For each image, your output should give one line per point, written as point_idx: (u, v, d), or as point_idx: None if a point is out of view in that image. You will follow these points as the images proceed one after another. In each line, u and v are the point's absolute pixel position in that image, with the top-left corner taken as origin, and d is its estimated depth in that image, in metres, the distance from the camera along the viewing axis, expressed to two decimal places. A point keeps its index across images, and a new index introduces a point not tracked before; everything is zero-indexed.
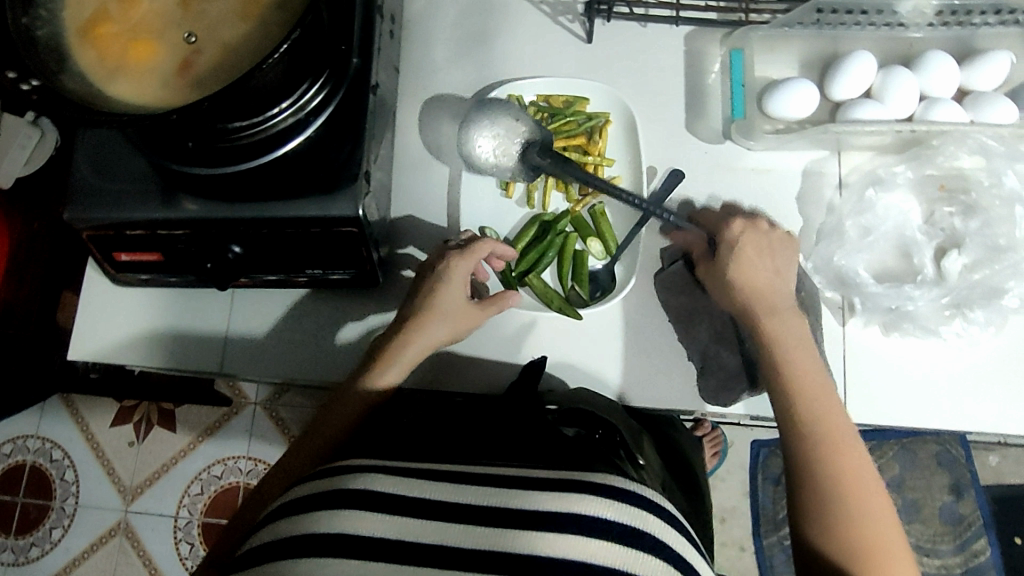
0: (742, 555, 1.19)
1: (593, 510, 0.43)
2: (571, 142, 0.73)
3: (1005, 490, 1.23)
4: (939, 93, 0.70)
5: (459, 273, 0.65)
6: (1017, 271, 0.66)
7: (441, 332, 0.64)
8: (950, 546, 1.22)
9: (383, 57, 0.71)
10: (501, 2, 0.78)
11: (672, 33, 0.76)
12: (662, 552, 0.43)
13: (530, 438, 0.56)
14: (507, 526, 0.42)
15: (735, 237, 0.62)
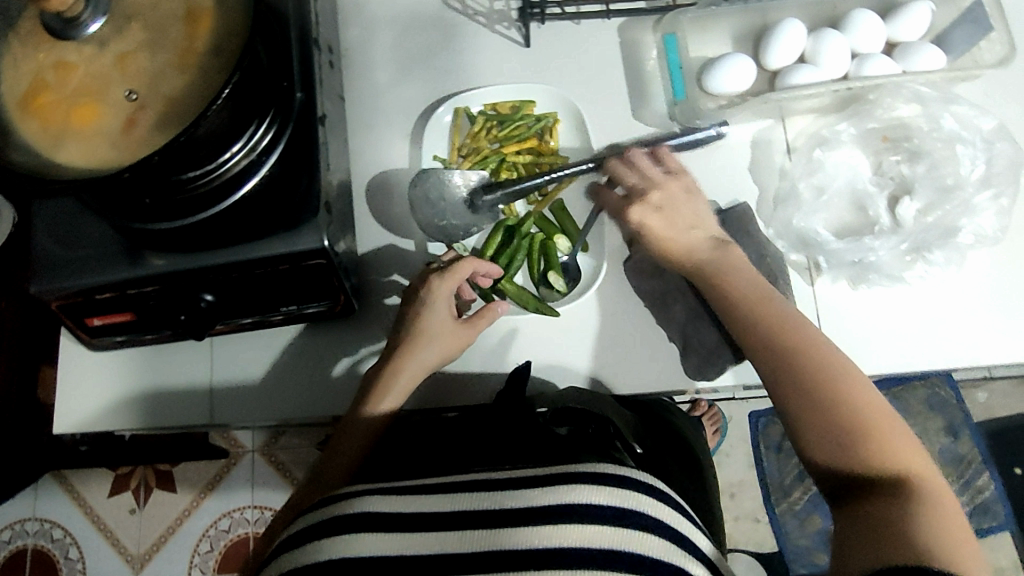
0: (757, 527, 1.20)
1: (585, 497, 0.43)
2: (523, 144, 0.74)
3: (998, 424, 1.27)
4: (868, 49, 0.72)
5: (441, 295, 0.66)
6: (967, 208, 0.68)
7: (432, 356, 0.65)
8: (954, 486, 1.24)
9: (326, 87, 0.72)
10: (436, 20, 0.80)
11: (606, 27, 0.78)
12: (669, 536, 0.43)
13: (524, 439, 0.56)
14: (504, 526, 0.43)
15: (638, 225, 0.62)
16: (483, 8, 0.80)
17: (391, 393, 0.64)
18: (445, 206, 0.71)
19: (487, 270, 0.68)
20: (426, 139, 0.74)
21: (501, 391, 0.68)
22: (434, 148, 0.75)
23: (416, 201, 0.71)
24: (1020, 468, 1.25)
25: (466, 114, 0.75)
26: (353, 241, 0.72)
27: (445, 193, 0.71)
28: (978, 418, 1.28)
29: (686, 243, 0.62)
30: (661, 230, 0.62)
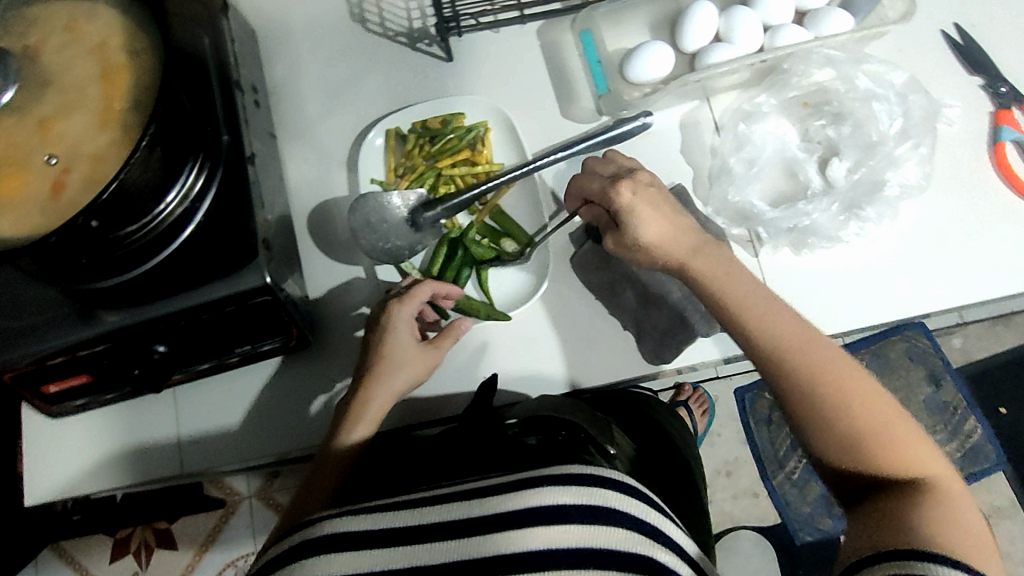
0: (756, 501, 1.20)
1: (551, 500, 0.41)
2: (456, 157, 0.74)
3: (976, 367, 1.30)
4: (779, 20, 0.73)
5: (403, 319, 0.66)
6: (891, 161, 0.69)
7: (400, 382, 0.65)
8: (943, 434, 1.26)
9: (253, 127, 0.72)
10: (358, 47, 0.81)
11: (523, 32, 0.79)
12: (638, 527, 0.41)
13: (494, 450, 0.56)
14: (469, 535, 0.41)
15: (629, 201, 0.57)
16: (403, 28, 0.81)
17: (364, 422, 0.64)
18: (385, 227, 0.71)
19: (447, 292, 0.69)
20: (360, 164, 0.75)
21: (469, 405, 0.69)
22: (369, 172, 0.76)
23: (360, 224, 0.71)
24: (1003, 407, 1.29)
25: (396, 134, 0.76)
26: (302, 281, 0.72)
27: (386, 216, 0.71)
28: (956, 363, 1.30)
29: (667, 232, 0.57)
30: (650, 204, 0.58)
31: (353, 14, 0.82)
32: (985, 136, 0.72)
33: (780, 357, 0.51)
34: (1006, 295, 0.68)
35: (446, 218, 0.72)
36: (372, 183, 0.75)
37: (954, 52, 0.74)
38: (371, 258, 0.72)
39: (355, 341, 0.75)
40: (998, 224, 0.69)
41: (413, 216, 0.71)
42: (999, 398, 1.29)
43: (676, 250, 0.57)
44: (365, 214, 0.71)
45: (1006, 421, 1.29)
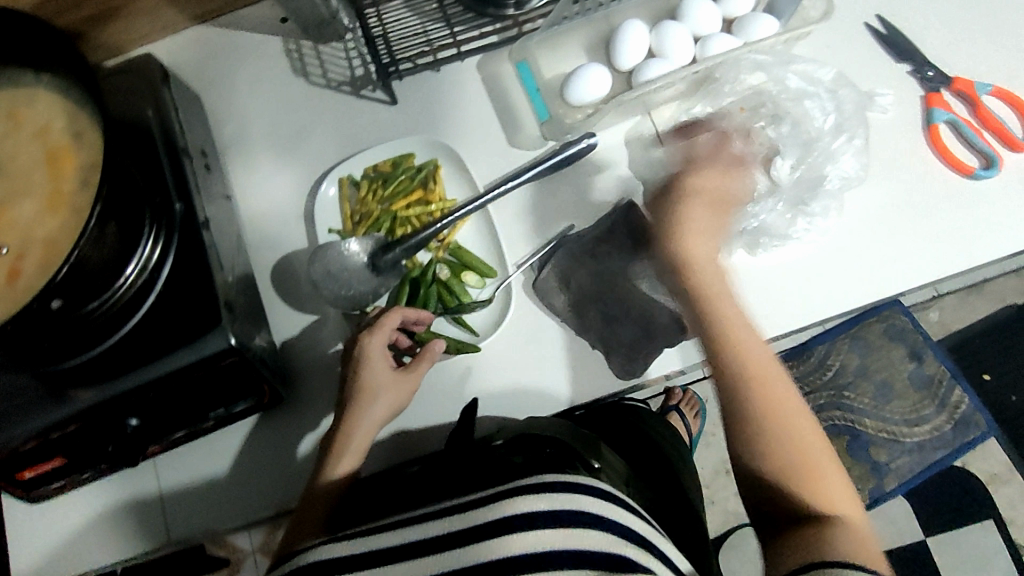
0: None
1: (521, 506, 0.41)
2: (410, 198, 0.75)
3: (954, 337, 1.33)
4: (708, 30, 0.75)
5: (376, 349, 0.65)
6: (830, 155, 0.71)
7: (382, 411, 0.65)
8: (933, 407, 1.25)
9: (206, 190, 0.72)
10: (303, 101, 0.82)
11: (463, 67, 0.80)
12: (612, 527, 0.41)
13: (474, 467, 0.54)
14: (444, 550, 0.41)
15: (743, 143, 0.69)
16: (346, 77, 0.82)
17: (349, 452, 0.64)
18: (347, 275, 0.72)
19: (417, 316, 0.68)
20: (316, 215, 0.76)
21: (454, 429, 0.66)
22: (327, 221, 0.77)
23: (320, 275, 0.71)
24: (987, 373, 1.32)
25: (350, 182, 0.77)
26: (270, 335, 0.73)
27: (346, 263, 0.72)
28: (936, 335, 1.33)
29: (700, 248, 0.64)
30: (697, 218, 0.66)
31: (296, 69, 0.83)
32: (919, 120, 0.74)
33: (746, 378, 0.56)
34: (958, 271, 0.69)
35: (405, 258, 0.72)
36: (331, 232, 0.76)
37: (880, 43, 0.76)
38: (337, 306, 0.72)
39: (327, 392, 0.75)
40: (945, 203, 0.71)
41: (372, 259, 0.72)
42: (983, 365, 1.32)
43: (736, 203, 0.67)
44: (323, 262, 0.72)
45: (990, 388, 1.31)
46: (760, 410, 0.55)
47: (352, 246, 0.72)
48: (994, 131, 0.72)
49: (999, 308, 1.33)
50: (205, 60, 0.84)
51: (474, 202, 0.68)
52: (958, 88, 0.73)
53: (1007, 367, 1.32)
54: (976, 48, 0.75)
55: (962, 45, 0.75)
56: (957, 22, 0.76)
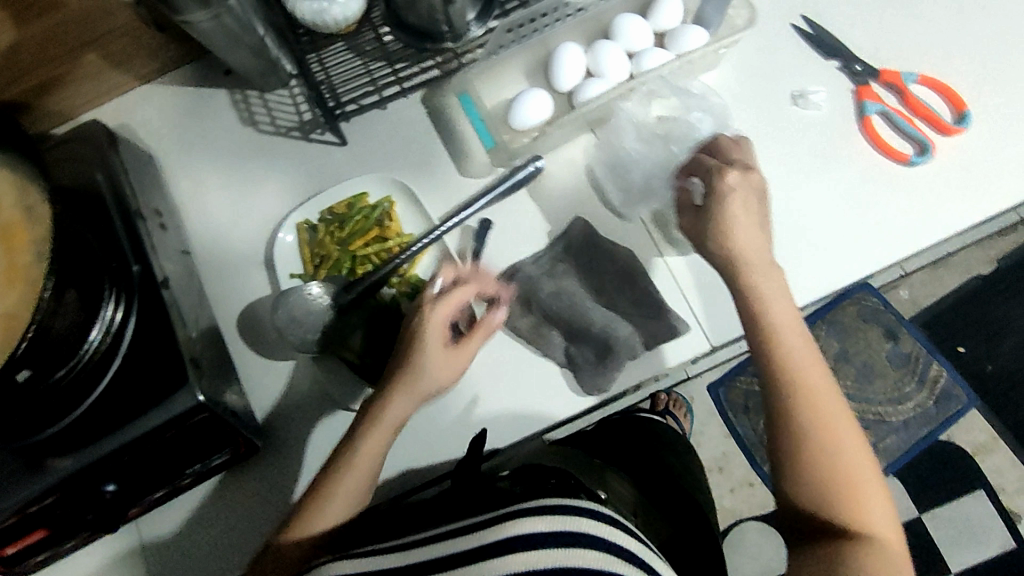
0: (754, 490, 1.21)
1: (520, 529, 0.40)
2: (368, 237, 0.76)
3: (928, 312, 1.36)
4: (641, 46, 0.77)
5: (435, 318, 0.63)
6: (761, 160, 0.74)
7: (423, 387, 0.62)
8: (913, 385, 1.26)
9: (162, 248, 0.72)
10: (255, 150, 0.83)
11: (409, 103, 0.82)
12: (611, 547, 0.40)
13: (480, 490, 0.55)
14: (438, 571, 0.42)
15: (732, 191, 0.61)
16: (294, 122, 0.84)
17: (347, 496, 0.61)
18: (311, 319, 0.72)
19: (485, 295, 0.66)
20: (276, 263, 0.77)
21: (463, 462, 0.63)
22: (287, 267, 0.77)
23: (281, 321, 0.73)
24: (961, 346, 1.36)
25: (308, 226, 0.78)
26: (240, 386, 0.73)
27: (308, 308, 0.73)
28: (909, 313, 1.36)
29: (750, 238, 0.60)
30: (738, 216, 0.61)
31: (245, 119, 0.84)
32: (853, 113, 0.76)
33: (796, 392, 0.57)
34: (907, 255, 0.71)
35: (369, 296, 0.74)
36: (292, 278, 0.77)
37: (809, 43, 0.78)
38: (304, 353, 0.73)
39: (303, 436, 0.75)
40: (884, 191, 0.73)
41: (332, 302, 0.72)
42: (956, 338, 1.36)
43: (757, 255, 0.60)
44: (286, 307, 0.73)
45: (966, 358, 1.35)
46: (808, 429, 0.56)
47: (313, 290, 0.73)
48: (924, 117, 0.74)
49: (967, 280, 1.36)
50: (153, 119, 0.85)
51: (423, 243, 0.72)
52: (886, 80, 0.76)
53: (980, 338, 1.36)
54: (900, 39, 0.78)
55: (886, 37, 0.78)
56: (879, 15, 0.79)
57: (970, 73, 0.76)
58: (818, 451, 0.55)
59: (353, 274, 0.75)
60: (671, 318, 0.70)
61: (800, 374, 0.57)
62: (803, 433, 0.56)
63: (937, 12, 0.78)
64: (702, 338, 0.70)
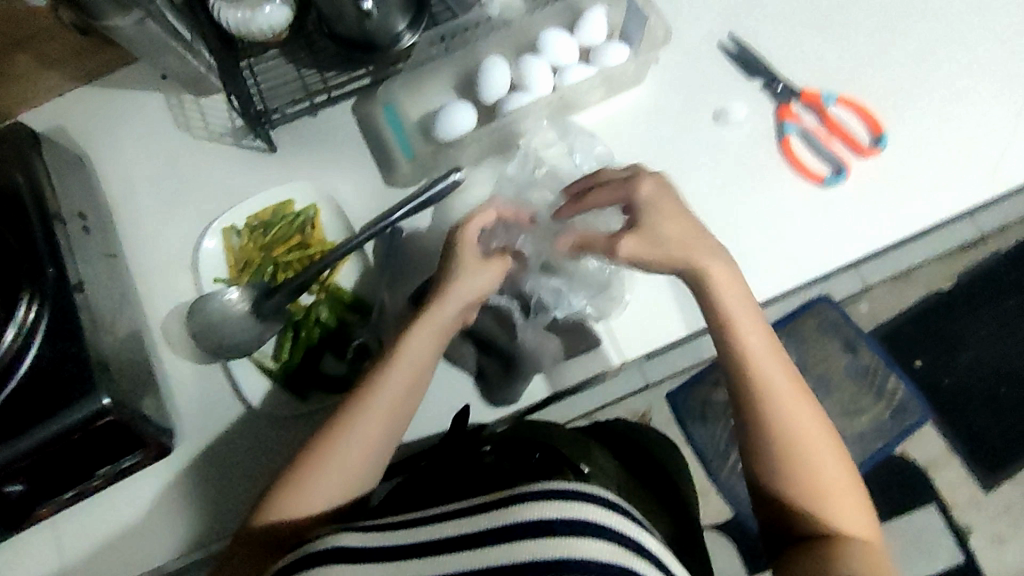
0: (708, 500, 1.20)
1: (531, 514, 0.42)
2: (289, 243, 0.77)
3: (886, 326, 1.37)
4: (567, 60, 0.77)
5: (472, 236, 0.69)
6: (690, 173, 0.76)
7: (466, 294, 0.67)
8: (870, 398, 1.27)
9: (81, 250, 0.72)
10: (188, 154, 0.84)
11: (339, 111, 0.82)
12: (617, 536, 0.41)
13: (471, 475, 0.56)
14: (458, 550, 0.43)
15: (651, 197, 0.66)
16: (227, 128, 0.84)
17: (343, 470, 0.64)
18: (229, 324, 0.73)
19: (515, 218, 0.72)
20: (200, 268, 0.78)
21: (448, 436, 0.67)
22: (211, 272, 0.78)
23: (200, 324, 0.74)
24: (919, 359, 1.36)
25: (233, 231, 0.79)
26: (155, 389, 0.73)
27: (225, 314, 0.74)
28: (866, 326, 1.37)
29: (681, 236, 0.65)
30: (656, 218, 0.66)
31: (179, 123, 0.85)
32: (772, 132, 0.77)
33: (764, 395, 0.64)
34: (818, 273, 0.72)
35: (290, 301, 0.74)
36: (216, 283, 0.77)
37: (732, 60, 0.79)
38: (218, 359, 0.74)
39: (218, 439, 0.74)
40: (800, 209, 0.74)
41: (253, 305, 0.74)
42: (914, 352, 1.36)
43: (680, 258, 0.65)
44: (205, 311, 0.74)
45: (921, 373, 1.35)
46: (783, 431, 0.63)
47: (233, 294, 0.74)
48: (840, 138, 0.75)
49: (926, 294, 1.38)
50: (87, 123, 0.86)
51: (346, 247, 0.72)
52: (806, 99, 0.76)
53: (938, 351, 1.36)
54: (824, 59, 0.78)
55: (809, 57, 0.79)
56: (804, 33, 0.79)
57: (890, 95, 0.77)
58: (793, 474, 0.62)
59: (273, 280, 0.76)
60: (583, 332, 0.72)
61: (765, 382, 0.64)
62: (776, 440, 0.63)
63: (862, 31, 0.79)
64: (612, 352, 0.72)
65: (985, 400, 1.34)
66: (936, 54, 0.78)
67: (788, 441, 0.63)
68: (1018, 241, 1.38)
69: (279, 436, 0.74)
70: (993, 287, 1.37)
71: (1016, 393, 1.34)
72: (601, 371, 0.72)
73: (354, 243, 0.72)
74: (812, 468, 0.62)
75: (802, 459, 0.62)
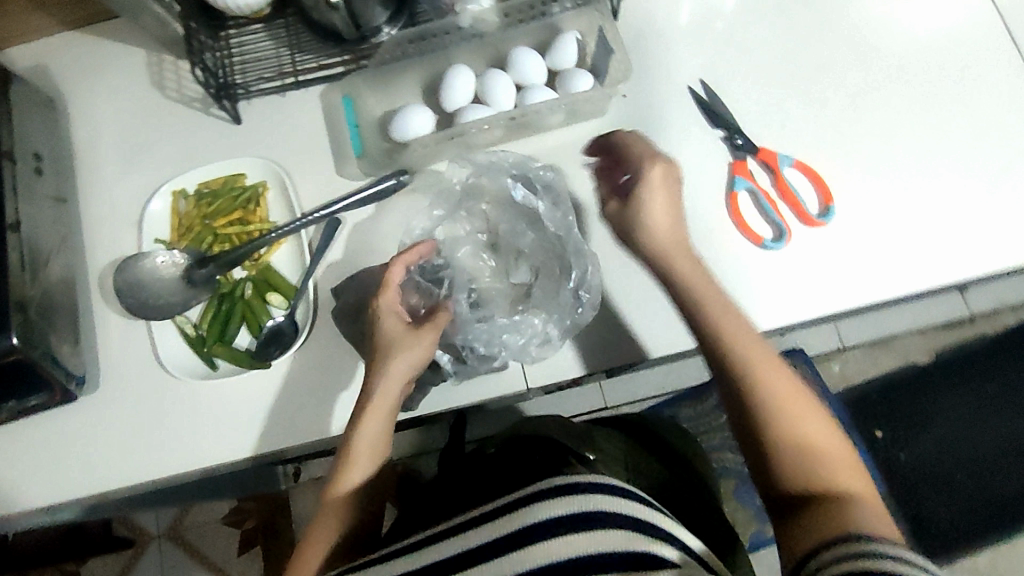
0: None
1: (537, 517, 0.45)
2: (230, 217, 0.79)
3: (855, 390, 1.34)
4: (534, 80, 0.77)
5: (394, 305, 0.66)
6: None
7: (404, 368, 0.64)
8: None
9: (26, 192, 0.74)
10: (156, 111, 0.85)
11: (307, 95, 0.83)
12: (628, 525, 0.45)
13: (486, 480, 0.60)
14: (493, 551, 0.45)
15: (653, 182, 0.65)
16: (198, 94, 0.85)
17: (366, 460, 0.62)
18: (157, 286, 0.75)
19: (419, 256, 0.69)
20: (144, 226, 0.79)
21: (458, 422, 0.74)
22: (154, 232, 0.80)
23: (131, 279, 0.75)
24: (879, 431, 1.32)
25: (182, 195, 0.80)
26: (73, 336, 0.74)
27: (156, 274, 0.76)
28: (835, 387, 1.35)
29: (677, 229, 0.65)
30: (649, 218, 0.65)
31: (154, 82, 0.86)
32: (722, 184, 0.76)
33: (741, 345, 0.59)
34: None
35: (220, 273, 0.76)
36: (154, 242, 0.79)
37: (701, 109, 0.79)
38: (140, 319, 0.76)
39: (124, 395, 0.74)
40: (737, 267, 0.73)
41: (185, 271, 0.76)
42: (876, 421, 1.33)
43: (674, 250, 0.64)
44: (138, 268, 0.76)
45: (881, 445, 1.31)
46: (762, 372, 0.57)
47: (172, 254, 0.77)
48: (788, 203, 0.74)
49: (903, 364, 1.35)
50: (67, 68, 0.87)
51: (285, 228, 0.74)
52: (762, 158, 0.76)
53: (900, 427, 1.32)
54: (789, 122, 0.78)
55: (775, 117, 0.79)
56: (775, 93, 0.80)
57: (846, 170, 0.76)
58: (791, 439, 0.54)
59: (209, 250, 0.79)
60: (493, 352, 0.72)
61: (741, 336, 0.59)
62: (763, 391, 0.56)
63: (834, 98, 0.79)
64: (519, 378, 0.72)
65: (939, 482, 1.30)
66: (905, 133, 0.77)
67: (778, 403, 0.56)
68: (1014, 325, 1.33)
69: (181, 400, 0.73)
70: (976, 370, 1.32)
71: (973, 482, 1.29)
72: (506, 395, 0.72)
73: (299, 223, 0.74)
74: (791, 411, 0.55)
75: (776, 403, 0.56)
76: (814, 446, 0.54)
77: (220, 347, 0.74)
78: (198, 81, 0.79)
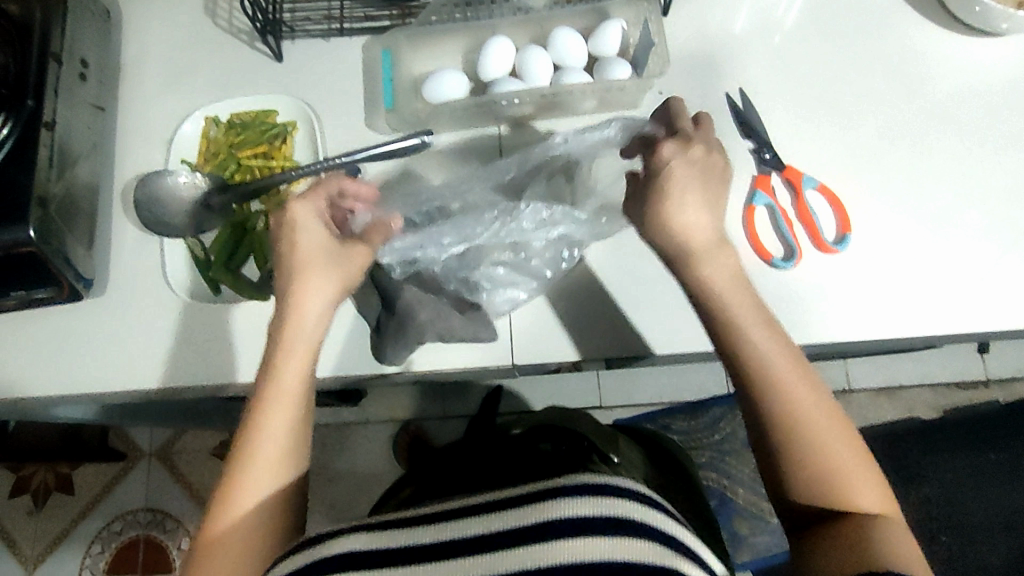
0: None
1: (569, 512, 0.43)
2: (255, 149, 0.82)
3: None
4: (574, 62, 0.77)
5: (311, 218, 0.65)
6: None
7: (319, 288, 0.64)
8: None
9: (68, 96, 0.76)
10: (204, 37, 0.87)
11: (350, 44, 0.84)
12: (651, 534, 0.42)
13: (516, 462, 0.67)
14: (504, 541, 0.43)
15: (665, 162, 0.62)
16: (246, 28, 0.87)
17: (275, 411, 0.61)
18: (173, 204, 0.78)
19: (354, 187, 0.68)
20: (173, 145, 0.83)
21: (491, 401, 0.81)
22: (182, 153, 0.83)
23: (150, 194, 0.77)
24: None
25: (214, 122, 0.84)
26: (87, 240, 0.76)
27: (175, 194, 0.78)
28: None
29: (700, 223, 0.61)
30: (673, 182, 0.61)
31: (206, 8, 0.88)
32: (743, 196, 0.75)
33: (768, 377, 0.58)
34: None
35: (236, 203, 0.78)
36: (180, 163, 0.82)
37: (736, 116, 0.78)
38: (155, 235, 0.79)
39: (126, 305, 0.77)
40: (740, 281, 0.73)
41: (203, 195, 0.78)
42: None
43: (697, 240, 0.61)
44: (158, 185, 0.77)
45: None
46: (785, 406, 0.57)
47: (192, 176, 0.78)
48: (804, 224, 0.73)
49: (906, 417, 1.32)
50: None
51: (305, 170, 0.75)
52: (786, 176, 0.75)
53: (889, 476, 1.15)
54: (822, 143, 0.77)
55: (809, 137, 0.78)
56: (815, 114, 0.78)
57: (871, 202, 0.75)
58: (806, 470, 0.56)
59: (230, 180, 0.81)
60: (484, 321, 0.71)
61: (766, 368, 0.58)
62: (786, 427, 0.57)
63: (873, 126, 0.77)
64: (504, 353, 0.73)
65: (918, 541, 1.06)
66: (938, 174, 0.75)
67: (801, 435, 0.56)
68: None
69: (177, 318, 0.75)
70: None
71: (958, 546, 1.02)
72: (488, 367, 0.73)
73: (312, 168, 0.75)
74: (815, 446, 0.56)
75: (796, 440, 0.56)
76: (834, 476, 0.55)
77: (225, 274, 0.77)
78: (246, 14, 0.80)
